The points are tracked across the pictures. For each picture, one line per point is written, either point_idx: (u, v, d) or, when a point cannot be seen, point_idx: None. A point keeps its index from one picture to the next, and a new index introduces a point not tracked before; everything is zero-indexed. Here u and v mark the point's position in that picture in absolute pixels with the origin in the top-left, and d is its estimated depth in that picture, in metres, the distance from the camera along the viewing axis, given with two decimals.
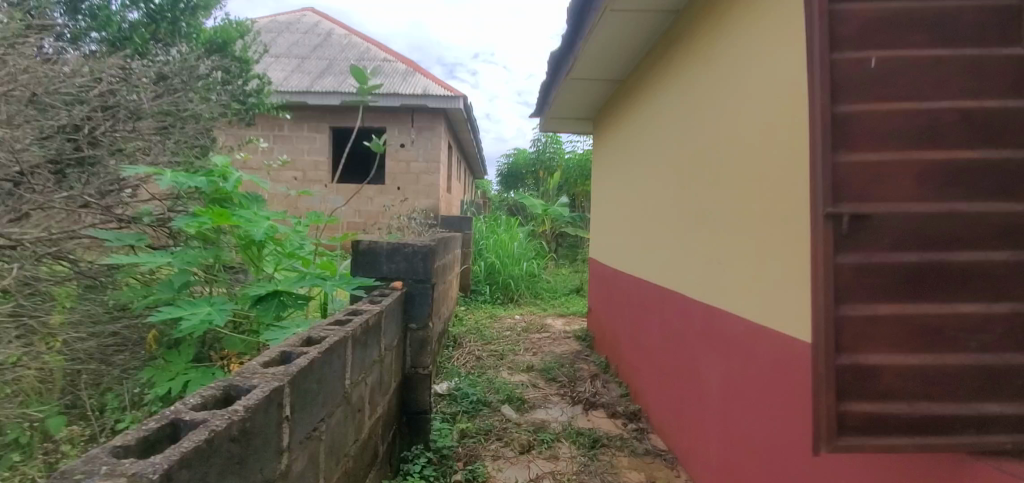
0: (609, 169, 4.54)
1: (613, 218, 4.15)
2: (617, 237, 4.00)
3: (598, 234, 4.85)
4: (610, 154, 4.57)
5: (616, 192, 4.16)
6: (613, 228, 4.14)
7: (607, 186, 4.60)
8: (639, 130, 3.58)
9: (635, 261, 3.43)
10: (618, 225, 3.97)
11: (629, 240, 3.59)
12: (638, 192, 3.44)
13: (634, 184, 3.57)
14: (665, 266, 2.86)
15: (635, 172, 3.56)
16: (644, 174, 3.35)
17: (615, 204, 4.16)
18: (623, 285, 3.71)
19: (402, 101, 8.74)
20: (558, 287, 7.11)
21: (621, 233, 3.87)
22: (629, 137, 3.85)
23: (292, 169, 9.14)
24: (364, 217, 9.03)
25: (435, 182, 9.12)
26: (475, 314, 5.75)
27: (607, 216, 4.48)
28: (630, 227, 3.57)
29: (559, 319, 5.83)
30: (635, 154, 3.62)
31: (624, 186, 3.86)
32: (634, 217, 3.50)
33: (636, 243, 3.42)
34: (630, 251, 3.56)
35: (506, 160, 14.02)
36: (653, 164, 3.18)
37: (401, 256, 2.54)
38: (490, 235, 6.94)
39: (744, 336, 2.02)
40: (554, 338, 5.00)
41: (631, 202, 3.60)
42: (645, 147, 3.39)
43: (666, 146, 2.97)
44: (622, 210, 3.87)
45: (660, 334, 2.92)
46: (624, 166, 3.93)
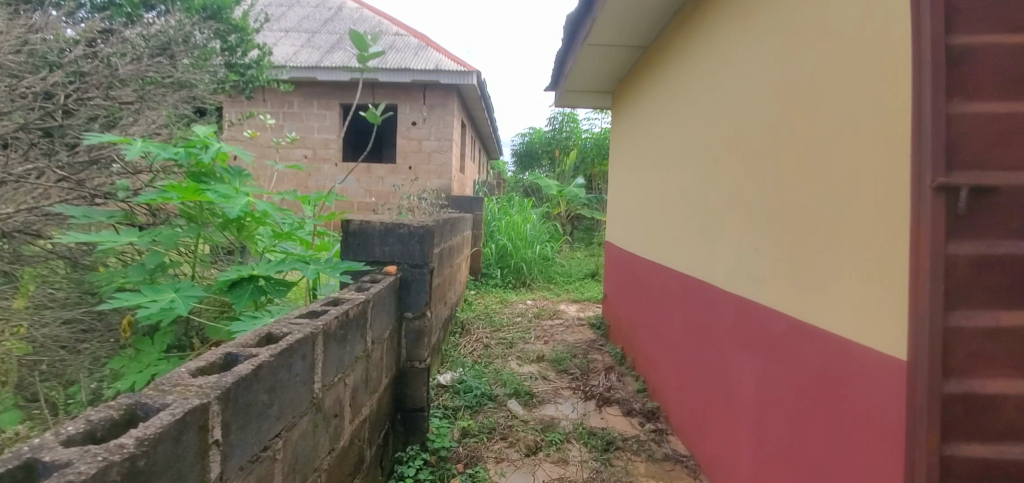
0: (628, 147, 4.22)
1: (632, 200, 3.86)
2: (635, 220, 3.72)
3: (615, 216, 4.54)
4: (629, 131, 4.25)
5: (635, 172, 3.86)
6: (631, 211, 3.86)
7: (625, 165, 4.30)
8: (661, 104, 3.27)
9: (655, 247, 3.14)
10: (636, 208, 3.68)
11: (649, 224, 3.30)
12: (659, 171, 3.15)
13: (654, 163, 3.27)
14: (688, 253, 2.58)
15: (657, 150, 3.25)
16: (666, 152, 3.05)
17: (633, 185, 3.87)
18: (641, 272, 3.44)
19: (413, 77, 8.44)
20: (573, 271, 6.84)
21: (639, 216, 3.58)
22: (650, 113, 3.53)
23: (302, 147, 8.96)
24: (375, 197, 8.85)
25: (447, 162, 8.85)
26: (485, 299, 5.53)
27: (625, 197, 4.18)
28: (650, 211, 3.28)
29: (573, 305, 5.58)
30: (656, 131, 3.31)
31: (644, 165, 3.56)
32: (654, 199, 3.21)
33: (655, 228, 3.14)
34: (649, 237, 3.27)
35: (520, 140, 13.67)
36: (676, 140, 2.87)
37: (395, 237, 2.28)
38: (502, 216, 6.67)
39: (786, 337, 1.73)
40: (567, 326, 4.75)
41: (651, 183, 3.31)
42: (667, 122, 3.08)
43: (691, 120, 2.66)
44: (641, 191, 3.58)
45: (681, 326, 2.66)
46: (645, 142, 3.60)
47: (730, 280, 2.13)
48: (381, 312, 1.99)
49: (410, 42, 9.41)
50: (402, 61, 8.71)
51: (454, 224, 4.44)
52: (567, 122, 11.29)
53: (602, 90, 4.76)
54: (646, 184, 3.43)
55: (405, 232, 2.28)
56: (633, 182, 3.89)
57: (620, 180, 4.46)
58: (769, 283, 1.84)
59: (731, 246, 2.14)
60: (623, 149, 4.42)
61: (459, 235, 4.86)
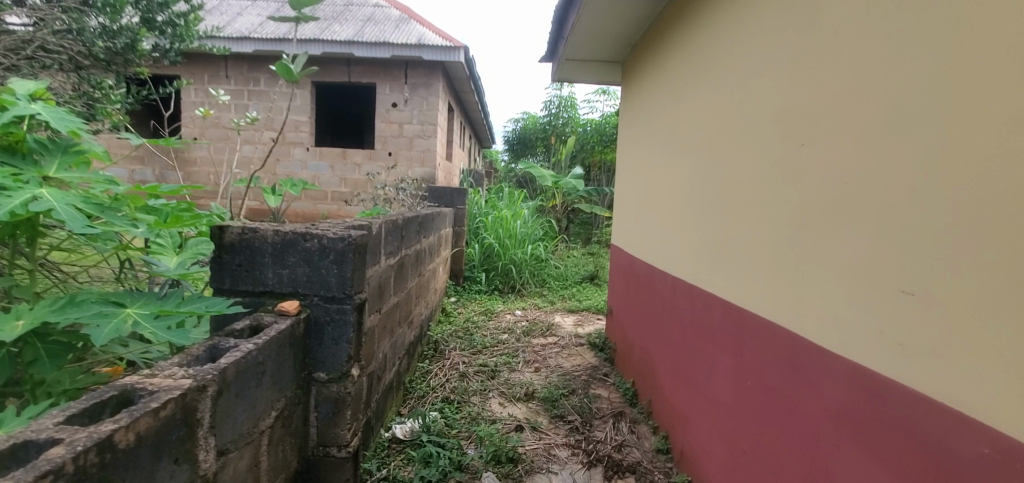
0: (641, 131, 3.40)
1: (648, 199, 3.05)
2: (652, 224, 2.92)
3: (624, 214, 3.72)
4: (642, 111, 3.40)
5: (653, 164, 3.05)
6: (646, 214, 3.06)
7: (636, 153, 3.47)
8: (693, 73, 2.44)
9: (687, 262, 2.34)
10: (656, 210, 2.88)
11: (676, 232, 2.50)
12: (694, 162, 2.33)
13: (685, 151, 2.46)
14: (747, 276, 1.76)
15: (688, 135, 2.44)
16: (704, 134, 2.23)
17: (650, 180, 3.06)
18: (662, 291, 2.64)
19: (392, 52, 7.50)
20: (569, 274, 6.02)
21: (660, 221, 2.76)
22: (676, 85, 2.71)
23: (269, 129, 8.05)
24: (350, 187, 7.97)
25: (430, 148, 7.95)
26: (467, 308, 4.71)
27: (636, 194, 3.36)
28: (679, 214, 2.48)
29: (570, 317, 4.77)
30: (687, 110, 2.49)
31: (667, 157, 2.76)
32: (685, 197, 2.40)
33: (688, 237, 2.33)
34: (677, 248, 2.47)
35: (513, 125, 12.72)
36: (722, 118, 2.04)
37: (297, 255, 1.43)
38: (489, 210, 5.78)
39: (980, 469, 0.93)
40: (562, 346, 3.93)
41: (680, 177, 2.50)
42: (705, 96, 2.25)
43: (748, 89, 1.84)
44: (663, 189, 2.78)
45: (731, 380, 1.85)
46: (670, 121, 2.78)
47: (836, 334, 1.31)
48: (252, 391, 1.16)
49: (391, 14, 8.47)
50: (380, 34, 7.78)
51: (427, 221, 3.59)
52: (563, 106, 10.34)
53: (608, 58, 3.89)
54: (672, 180, 2.62)
55: (314, 246, 1.43)
56: (650, 175, 3.09)
57: (629, 171, 3.64)
58: (925, 354, 1.05)
59: (833, 280, 1.32)
60: (635, 133, 3.59)
61: (436, 235, 4.04)
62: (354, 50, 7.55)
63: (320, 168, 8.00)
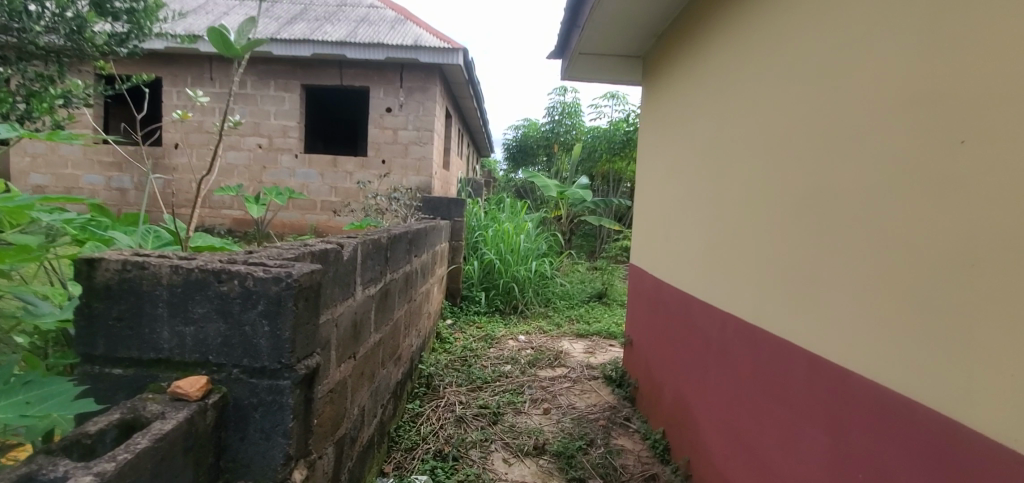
0: (668, 136, 2.93)
1: (680, 215, 2.58)
2: (688, 247, 2.44)
3: (644, 231, 3.23)
4: (669, 113, 2.94)
5: (685, 174, 2.59)
6: (678, 233, 2.58)
7: (661, 160, 3.00)
8: (747, 62, 1.98)
9: (745, 296, 1.85)
10: (693, 229, 2.39)
11: (726, 257, 2.02)
12: (753, 172, 1.86)
13: (738, 159, 1.99)
14: (857, 327, 1.28)
15: (743, 138, 1.97)
16: (769, 137, 1.76)
17: (682, 193, 2.59)
18: (706, 327, 2.15)
19: (387, 54, 7.05)
20: (576, 293, 5.51)
21: (701, 243, 2.29)
22: (719, 80, 2.26)
23: (255, 134, 7.58)
24: (341, 196, 7.47)
25: (426, 155, 7.47)
26: (465, 333, 4.20)
27: (663, 209, 2.88)
28: (731, 235, 2.00)
29: (579, 343, 4.26)
30: (738, 108, 2.03)
31: (709, 164, 2.29)
32: (741, 216, 1.93)
33: (747, 264, 1.85)
34: (728, 278, 1.99)
35: (513, 133, 12.29)
36: (801, 116, 1.58)
37: (208, 306, 0.94)
38: (489, 223, 5.27)
39: None
40: (574, 379, 3.42)
41: (732, 190, 2.02)
42: (769, 88, 1.79)
43: (848, 75, 1.38)
44: (703, 204, 2.30)
45: (831, 467, 1.36)
46: (710, 122, 2.31)
47: None
48: None
49: (386, 15, 8.04)
50: (375, 35, 7.34)
51: (419, 236, 3.10)
52: (566, 113, 9.88)
53: (626, 55, 3.44)
54: (718, 193, 2.15)
55: (233, 293, 0.94)
56: (682, 186, 2.61)
57: (651, 182, 3.17)
58: None
59: None
60: (658, 137, 3.11)
61: (430, 251, 3.54)
62: (346, 52, 7.10)
63: (309, 176, 7.51)
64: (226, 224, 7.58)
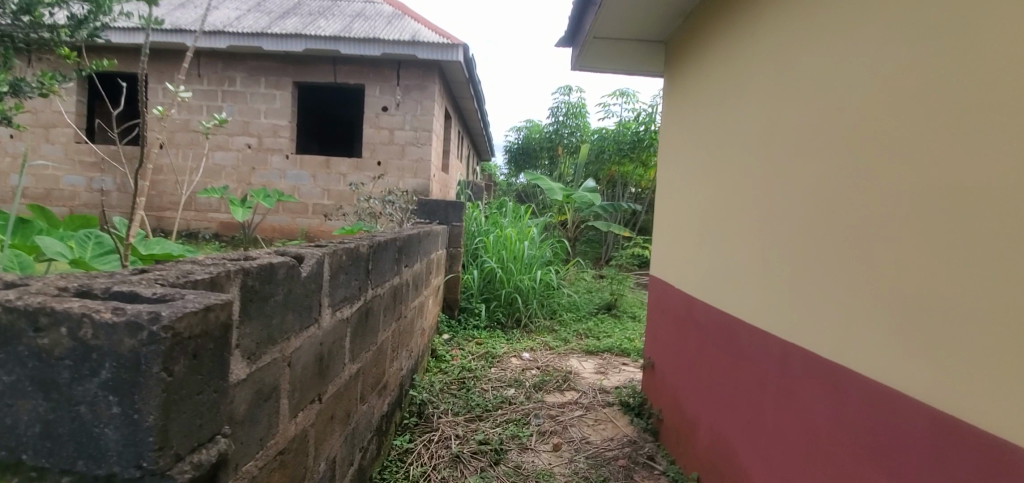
0: (695, 132, 2.55)
1: (715, 224, 2.20)
2: (727, 261, 2.06)
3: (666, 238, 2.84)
4: (696, 106, 2.57)
5: (719, 176, 2.21)
6: (712, 245, 2.20)
7: (687, 160, 2.63)
8: (808, 37, 1.61)
9: (815, 326, 1.47)
10: (734, 239, 2.01)
11: (785, 276, 1.63)
12: (821, 172, 1.49)
13: (798, 155, 1.61)
14: (1012, 382, 0.90)
15: (804, 129, 1.59)
16: (846, 126, 1.39)
17: (716, 197, 2.22)
18: (754, 357, 1.75)
19: (382, 50, 6.69)
20: (583, 304, 5.10)
21: (746, 257, 1.91)
22: (766, 63, 1.88)
23: (244, 134, 7.20)
24: (334, 199, 7.07)
25: (424, 157, 7.09)
26: (463, 350, 3.79)
27: (689, 216, 2.50)
28: (790, 249, 1.62)
29: (589, 361, 3.84)
30: (795, 92, 1.66)
31: (753, 163, 1.91)
32: (804, 225, 1.55)
33: (817, 286, 1.47)
34: (788, 301, 1.61)
35: (515, 135, 11.93)
36: (897, 97, 1.21)
37: (18, 369, 0.56)
38: (489, 228, 4.87)
39: None
40: (586, 405, 3.00)
41: (790, 193, 1.64)
42: (844, 67, 1.42)
43: (977, 34, 1.01)
44: (748, 211, 1.92)
45: None
46: (756, 110, 1.93)
47: None
48: None
49: (383, 11, 7.69)
50: (370, 29, 6.97)
51: (412, 243, 2.72)
52: (571, 114, 9.49)
53: (645, 42, 3.06)
54: (769, 197, 1.77)
55: (58, 351, 0.56)
56: (716, 190, 2.23)
57: (673, 185, 2.79)
58: None
59: None
60: (682, 134, 2.74)
61: (425, 260, 3.15)
62: (340, 47, 6.73)
63: (300, 177, 7.13)
64: (213, 229, 7.20)
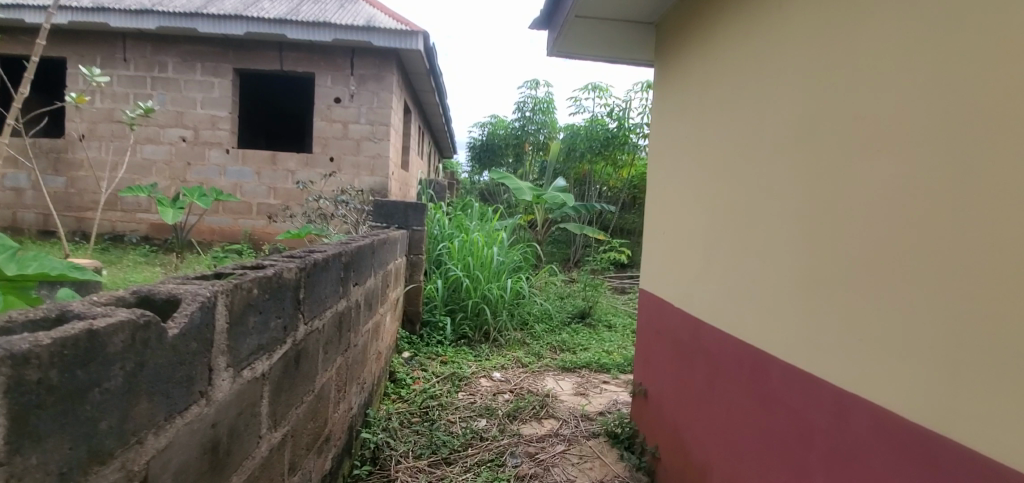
0: (692, 128, 2.20)
1: (723, 235, 1.85)
2: (741, 282, 1.71)
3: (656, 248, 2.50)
4: (693, 97, 2.22)
5: (726, 179, 1.87)
6: (720, 261, 1.85)
7: (682, 159, 2.28)
8: (862, 6, 1.26)
9: (880, 378, 1.12)
10: (750, 256, 1.67)
11: (829, 307, 1.29)
12: (885, 177, 1.14)
13: (848, 156, 1.26)
14: None
15: (856, 123, 1.24)
16: (930, 118, 1.04)
17: (724, 205, 1.87)
18: (792, 404, 1.40)
19: (334, 36, 6.12)
20: (555, 313, 4.74)
21: (768, 280, 1.56)
22: (796, 42, 1.53)
23: (177, 125, 6.47)
24: (281, 199, 6.44)
25: (381, 153, 6.55)
26: (426, 371, 3.34)
27: (688, 224, 2.15)
28: (837, 274, 1.27)
29: (566, 381, 3.47)
30: (835, 78, 1.34)
31: (776, 165, 1.56)
32: (859, 245, 1.20)
33: (883, 326, 1.12)
34: (837, 342, 1.26)
35: (479, 131, 11.47)
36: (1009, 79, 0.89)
37: None
38: (454, 232, 4.42)
39: None
40: (568, 438, 2.62)
41: (834, 204, 1.30)
42: (921, 40, 1.08)
43: None
44: (769, 223, 1.57)
45: None
46: (776, 101, 1.60)
47: None
48: None
49: None
50: (321, 13, 6.38)
51: (366, 254, 2.26)
52: (538, 109, 9.07)
53: (632, 24, 2.70)
54: (801, 207, 1.43)
55: None
56: (723, 196, 1.89)
57: (665, 188, 2.43)
58: None
59: None
60: (675, 130, 2.39)
61: (382, 272, 2.70)
62: (287, 31, 6.12)
63: (243, 174, 6.47)
64: (141, 231, 6.43)
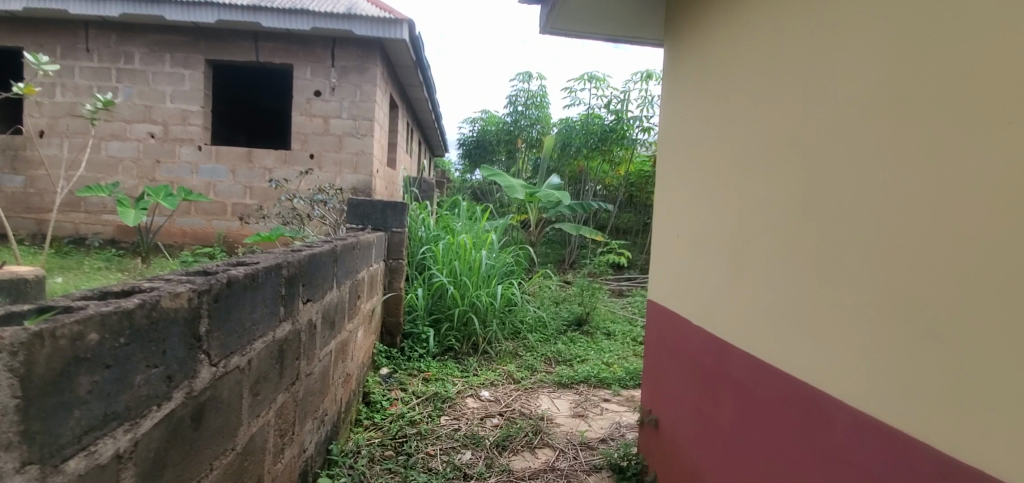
0: (706, 110, 1.84)
1: (751, 239, 1.49)
2: (778, 297, 1.36)
3: (664, 254, 2.14)
4: (707, 72, 1.85)
5: (754, 170, 1.50)
6: (749, 270, 1.49)
7: (694, 147, 1.92)
8: None
9: (1009, 451, 0.78)
10: (790, 264, 1.31)
11: (913, 343, 0.95)
12: (1016, 158, 0.79)
13: (943, 131, 0.91)
14: None
15: (953, 87, 0.90)
16: None
17: (751, 202, 1.51)
18: (865, 466, 1.05)
19: (313, 24, 5.73)
20: (550, 321, 4.37)
21: (820, 296, 1.20)
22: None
23: (145, 120, 6.06)
24: (257, 198, 6.04)
25: (365, 149, 6.16)
26: (405, 391, 2.97)
27: (704, 224, 1.79)
28: (932, 295, 0.91)
29: (563, 400, 3.11)
30: (912, 34, 0.99)
31: (827, 150, 1.20)
32: (976, 255, 0.84)
33: (1010, 374, 0.78)
34: (933, 389, 0.91)
35: (471, 127, 11.09)
36: None
37: None
38: (440, 234, 4.05)
39: None
40: (566, 473, 2.26)
41: (926, 199, 0.94)
42: None
43: None
44: (817, 223, 1.22)
45: None
46: (822, 70, 1.25)
47: None
48: None
49: None
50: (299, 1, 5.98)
51: (325, 263, 1.89)
52: (531, 103, 8.70)
53: None
54: (866, 203, 1.07)
55: None
56: (749, 192, 1.53)
57: (675, 181, 2.08)
58: None
59: None
60: (685, 114, 2.03)
61: (350, 282, 2.33)
62: (261, 19, 5.71)
63: (217, 172, 6.06)
64: (107, 233, 6.02)
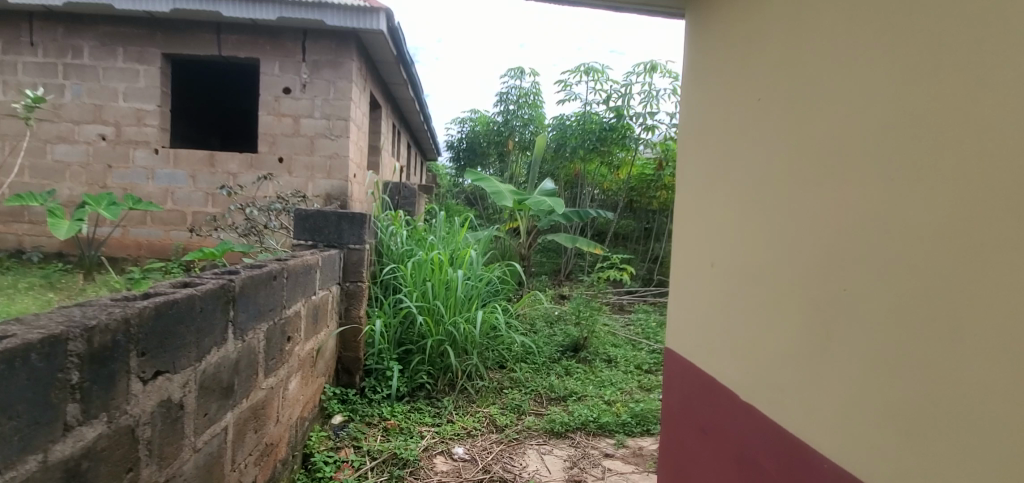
0: (744, 92, 1.25)
1: (831, 285, 0.90)
2: (892, 395, 0.76)
3: (680, 289, 1.56)
4: (741, 34, 1.27)
5: (832, 170, 0.91)
6: (828, 337, 0.90)
7: (723, 139, 1.34)
8: None
9: None
10: (920, 342, 0.72)
11: None
12: None
13: None
14: None
15: None
16: None
17: (826, 223, 0.92)
18: None
19: (279, 14, 5.16)
20: (543, 350, 3.78)
21: (1010, 419, 0.60)
22: None
23: (96, 121, 5.48)
24: (219, 206, 5.46)
25: (339, 152, 5.58)
26: (357, 448, 2.38)
27: (741, 256, 1.22)
28: None
29: (556, 458, 2.50)
30: None
31: (1004, 139, 0.62)
32: None
33: None
34: None
35: (463, 128, 10.52)
36: None
37: None
38: (412, 248, 3.47)
39: None
40: None
41: None
42: None
43: None
44: (996, 272, 0.62)
45: None
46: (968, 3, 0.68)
47: None
48: None
49: None
50: None
51: (206, 311, 1.31)
52: (524, 102, 8.11)
53: None
54: None
55: None
56: (822, 205, 0.93)
57: (695, 188, 1.49)
58: None
59: None
60: (709, 94, 1.44)
61: (270, 323, 1.75)
62: (222, 8, 5.15)
63: (175, 177, 5.47)
64: (51, 246, 5.43)
